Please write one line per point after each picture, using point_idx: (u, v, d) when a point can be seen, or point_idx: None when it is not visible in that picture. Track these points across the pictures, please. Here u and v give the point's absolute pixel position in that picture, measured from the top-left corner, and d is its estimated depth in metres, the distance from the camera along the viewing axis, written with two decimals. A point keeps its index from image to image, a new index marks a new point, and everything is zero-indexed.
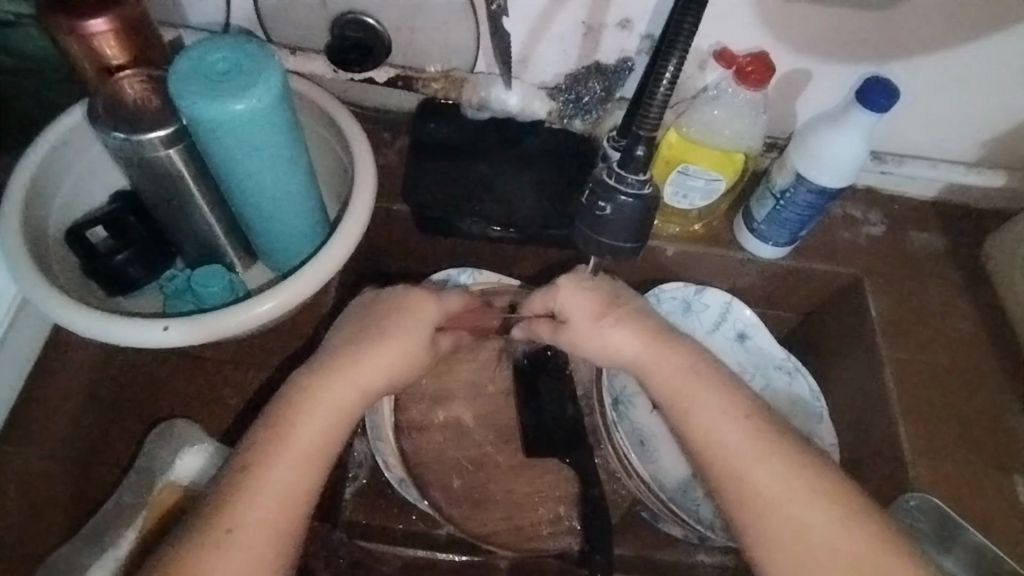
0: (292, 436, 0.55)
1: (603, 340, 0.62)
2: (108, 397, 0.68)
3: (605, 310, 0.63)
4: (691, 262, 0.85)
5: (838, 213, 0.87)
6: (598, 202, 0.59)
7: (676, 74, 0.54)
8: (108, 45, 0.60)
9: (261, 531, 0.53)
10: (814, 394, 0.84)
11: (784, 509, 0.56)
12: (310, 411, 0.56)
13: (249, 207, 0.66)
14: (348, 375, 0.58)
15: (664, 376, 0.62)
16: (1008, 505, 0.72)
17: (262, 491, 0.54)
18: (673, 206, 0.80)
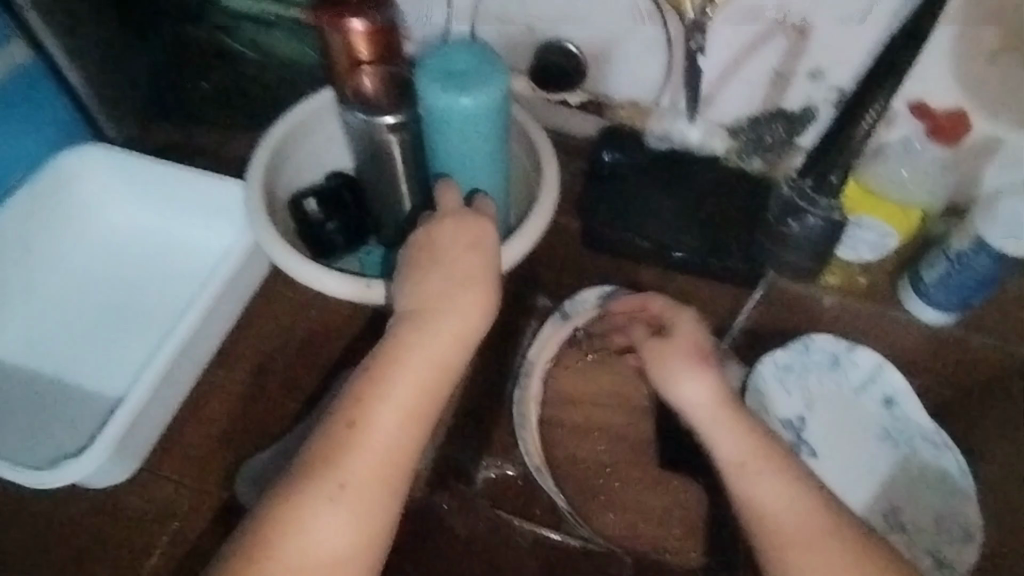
0: (421, 335, 0.55)
1: (682, 388, 0.64)
2: (303, 343, 0.80)
3: (703, 357, 0.66)
4: (843, 317, 0.85)
5: (1011, 290, 0.85)
6: (789, 219, 0.71)
7: (877, 116, 0.66)
8: (360, 44, 0.66)
9: (391, 428, 0.53)
10: (963, 472, 0.79)
11: None
12: (440, 322, 0.55)
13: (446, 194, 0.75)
14: (461, 300, 0.55)
15: (727, 442, 0.61)
16: None
17: (391, 390, 0.53)
18: (839, 255, 0.81)
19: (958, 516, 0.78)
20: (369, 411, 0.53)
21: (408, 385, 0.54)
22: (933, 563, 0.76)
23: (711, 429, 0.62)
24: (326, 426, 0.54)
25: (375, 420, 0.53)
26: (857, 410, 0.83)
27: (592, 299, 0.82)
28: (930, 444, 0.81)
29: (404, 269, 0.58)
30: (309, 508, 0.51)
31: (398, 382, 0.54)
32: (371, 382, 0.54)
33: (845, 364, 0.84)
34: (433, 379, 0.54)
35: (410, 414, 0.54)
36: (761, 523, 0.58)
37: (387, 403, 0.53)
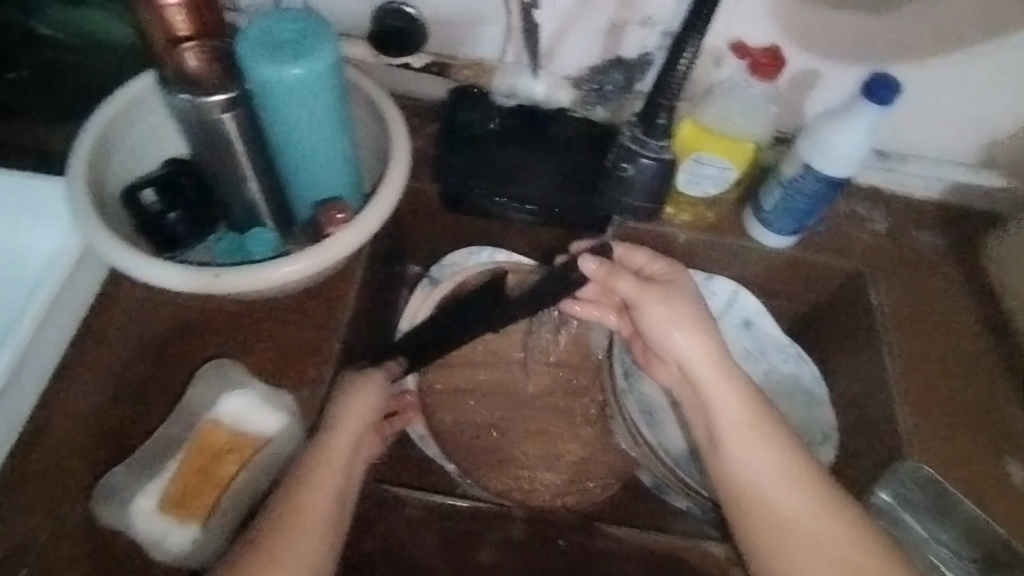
0: (310, 498, 0.60)
1: (669, 329, 0.69)
2: (150, 345, 0.73)
3: (670, 297, 0.70)
4: (699, 250, 0.89)
5: (843, 210, 0.91)
6: None
7: (694, 54, 0.61)
8: (178, 17, 0.64)
9: (309, 531, 0.59)
10: (815, 379, 0.88)
11: (794, 523, 0.61)
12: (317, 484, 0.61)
13: (293, 170, 0.73)
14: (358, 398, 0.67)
15: (719, 389, 0.67)
16: (997, 481, 0.75)
17: (291, 500, 0.60)
18: (686, 192, 0.85)
19: (812, 418, 0.86)
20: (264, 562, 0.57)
21: (301, 516, 0.59)
22: None
23: (702, 378, 0.68)
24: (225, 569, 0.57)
25: (286, 540, 0.58)
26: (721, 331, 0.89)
27: (461, 261, 0.85)
28: (785, 355, 0.89)
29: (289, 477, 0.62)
30: None
31: (287, 507, 0.60)
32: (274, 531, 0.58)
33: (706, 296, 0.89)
34: (331, 494, 0.61)
35: (333, 517, 0.60)
36: (720, 440, 0.66)
37: (300, 511, 0.59)
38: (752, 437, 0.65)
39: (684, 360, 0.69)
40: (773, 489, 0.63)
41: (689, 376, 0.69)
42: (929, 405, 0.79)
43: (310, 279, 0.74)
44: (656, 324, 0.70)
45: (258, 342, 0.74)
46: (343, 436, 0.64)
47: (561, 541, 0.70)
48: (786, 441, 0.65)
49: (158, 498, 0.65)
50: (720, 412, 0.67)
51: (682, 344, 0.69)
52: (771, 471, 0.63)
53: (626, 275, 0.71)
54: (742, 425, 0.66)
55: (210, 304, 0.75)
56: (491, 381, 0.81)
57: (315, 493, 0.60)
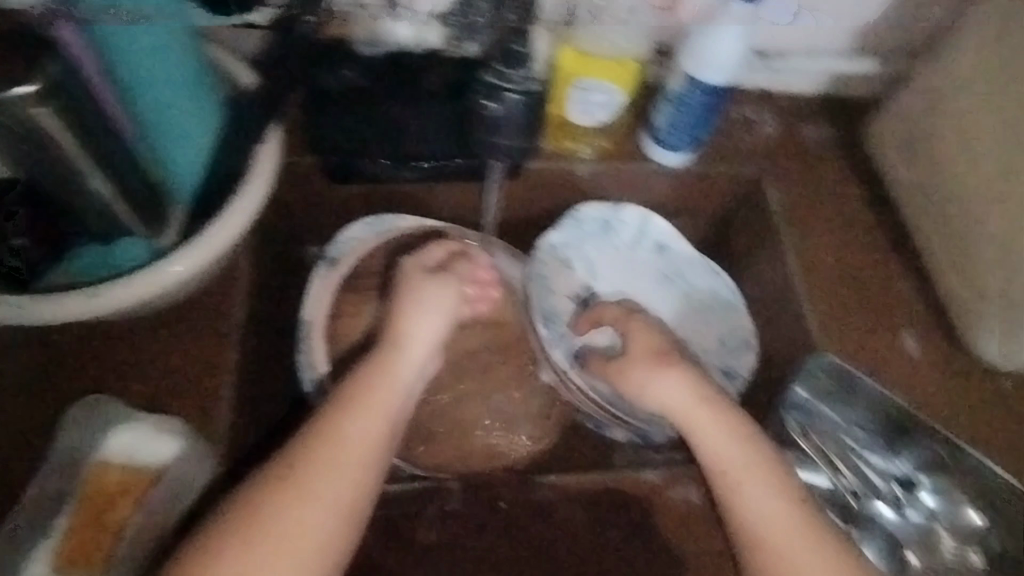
0: (344, 446, 0.60)
1: (649, 392, 0.69)
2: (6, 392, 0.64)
3: (658, 354, 0.70)
4: (601, 180, 0.87)
5: (736, 118, 0.91)
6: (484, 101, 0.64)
7: None
8: None
9: (328, 474, 0.59)
10: (731, 289, 0.89)
11: (744, 496, 0.62)
12: (346, 428, 0.61)
13: (139, 109, 0.65)
14: (425, 311, 0.69)
15: (711, 437, 0.66)
16: (899, 357, 0.79)
17: (338, 436, 0.60)
18: (577, 123, 0.82)
19: (734, 327, 0.87)
20: (286, 486, 0.57)
21: (351, 459, 0.60)
22: (722, 374, 0.85)
23: (695, 429, 0.66)
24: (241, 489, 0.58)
25: (308, 501, 0.57)
26: (636, 262, 0.89)
27: (359, 234, 0.79)
28: (701, 271, 0.89)
29: (340, 394, 0.63)
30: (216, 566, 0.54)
31: (355, 427, 0.61)
32: (313, 443, 0.60)
33: (617, 226, 0.89)
34: (378, 438, 0.62)
35: (374, 459, 0.61)
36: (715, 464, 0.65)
37: (335, 443, 0.60)
38: (740, 456, 0.64)
39: (669, 411, 0.68)
40: (766, 516, 0.61)
41: (690, 422, 0.67)
42: (835, 299, 0.81)
43: (204, 275, 0.66)
44: (658, 382, 0.68)
45: (139, 362, 0.66)
46: (370, 415, 0.62)
47: (500, 503, 0.68)
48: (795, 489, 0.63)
49: (56, 553, 0.59)
50: (684, 415, 0.67)
51: (669, 398, 0.68)
52: (758, 475, 0.63)
53: (673, 379, 0.68)
54: (721, 471, 0.64)
55: (82, 330, 0.66)
56: None
57: (358, 431, 0.61)
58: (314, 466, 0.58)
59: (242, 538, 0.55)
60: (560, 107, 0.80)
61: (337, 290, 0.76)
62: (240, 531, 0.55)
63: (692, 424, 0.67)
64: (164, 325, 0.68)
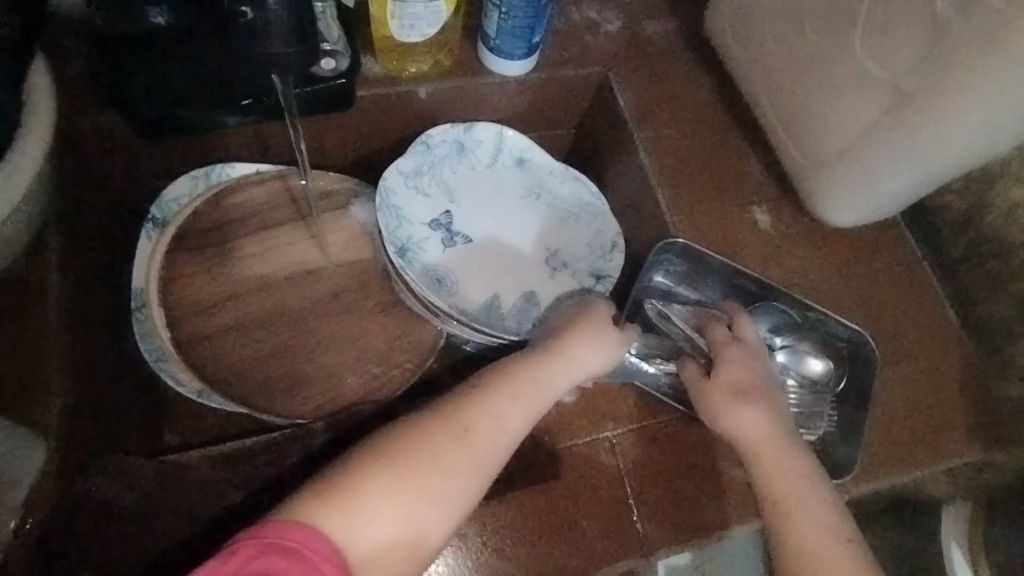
0: (392, 489, 0.52)
1: (735, 416, 0.63)
2: None
3: (745, 390, 0.64)
4: (443, 102, 0.84)
5: (575, 19, 0.89)
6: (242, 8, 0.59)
7: None
8: None
9: (415, 486, 0.53)
10: (594, 194, 0.87)
11: (800, 522, 0.56)
12: (418, 479, 0.53)
13: None
14: (506, 424, 0.58)
15: (777, 475, 0.59)
16: (752, 234, 0.82)
17: (484, 422, 0.57)
18: (404, 40, 0.77)
19: (601, 232, 0.86)
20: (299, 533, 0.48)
21: (376, 521, 0.51)
22: (592, 278, 0.84)
23: (758, 463, 0.60)
24: (333, 474, 0.53)
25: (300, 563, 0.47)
26: (496, 181, 0.87)
27: (187, 190, 0.75)
28: (563, 181, 0.88)
29: (414, 431, 0.55)
30: None
31: (511, 413, 0.58)
32: (331, 496, 0.51)
33: (471, 147, 0.86)
34: (426, 509, 0.53)
35: (492, 463, 0.56)
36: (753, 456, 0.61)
37: (468, 438, 0.56)
38: (769, 429, 0.62)
39: (742, 438, 0.62)
40: (819, 548, 0.55)
41: (785, 447, 0.61)
42: (688, 188, 0.83)
43: None
44: (734, 411, 0.63)
45: None
46: (404, 480, 0.53)
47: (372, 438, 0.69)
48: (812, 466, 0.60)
49: None
50: (772, 456, 0.60)
51: (743, 424, 0.62)
52: (791, 482, 0.58)
53: (750, 408, 0.63)
54: (776, 507, 0.58)
55: None
56: (259, 308, 0.74)
57: (405, 498, 0.52)
58: (324, 511, 0.50)
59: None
60: (381, 24, 0.75)
61: (169, 253, 0.73)
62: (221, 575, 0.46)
63: (768, 456, 0.60)
64: None
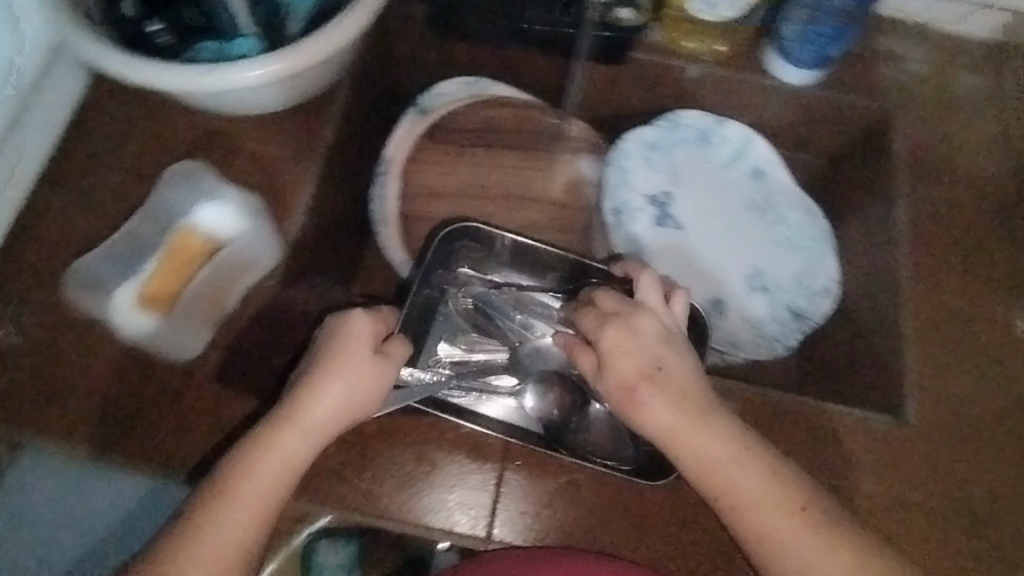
0: (237, 487, 0.54)
1: (669, 431, 0.58)
2: (126, 154, 0.73)
3: (693, 405, 0.58)
4: (710, 88, 0.83)
5: (879, 48, 0.82)
6: None
7: None
8: None
9: (269, 472, 0.55)
10: (822, 228, 0.84)
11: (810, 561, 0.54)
12: (261, 464, 0.54)
13: None
14: (330, 407, 0.56)
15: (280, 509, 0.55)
16: (997, 337, 0.72)
17: (320, 409, 0.56)
18: (699, 19, 0.77)
19: (816, 270, 0.83)
20: (224, 502, 0.53)
21: (261, 483, 0.54)
22: (790, 311, 0.81)
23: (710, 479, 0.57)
24: (229, 467, 0.54)
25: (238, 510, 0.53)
26: (727, 182, 0.84)
27: (453, 91, 0.81)
28: (794, 205, 0.85)
29: (262, 425, 0.56)
30: (182, 550, 0.52)
31: (330, 389, 0.56)
32: (228, 482, 0.54)
33: (715, 140, 0.84)
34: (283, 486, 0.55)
35: (327, 429, 0.56)
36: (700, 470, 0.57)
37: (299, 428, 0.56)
38: (725, 452, 0.57)
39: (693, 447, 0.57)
40: None
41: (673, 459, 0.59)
42: (939, 260, 0.75)
43: (301, 84, 0.71)
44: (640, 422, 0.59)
45: (236, 155, 0.73)
46: (247, 473, 0.54)
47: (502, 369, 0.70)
48: (766, 462, 0.57)
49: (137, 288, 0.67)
50: (731, 465, 0.57)
51: (704, 439, 0.57)
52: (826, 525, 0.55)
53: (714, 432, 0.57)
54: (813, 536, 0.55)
55: (196, 116, 0.74)
56: (472, 211, 0.79)
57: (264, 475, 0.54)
58: (231, 489, 0.53)
59: (195, 532, 0.52)
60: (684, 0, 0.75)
61: (419, 138, 0.79)
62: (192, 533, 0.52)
63: (731, 476, 0.56)
64: (265, 128, 0.74)
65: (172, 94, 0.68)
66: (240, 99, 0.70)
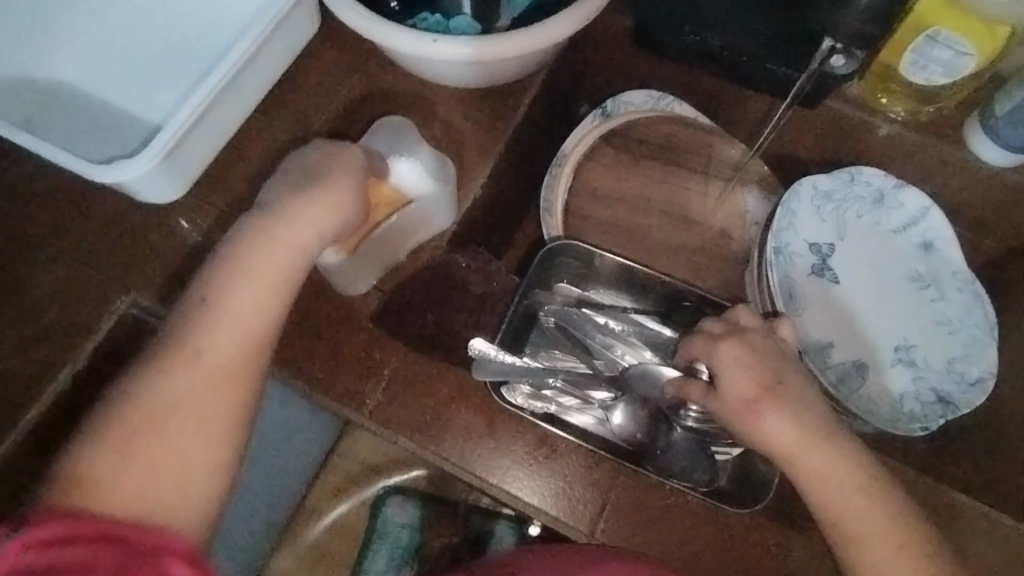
0: (179, 355, 0.52)
1: (791, 459, 0.58)
2: (341, 103, 0.81)
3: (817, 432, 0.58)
4: (899, 149, 0.82)
5: None
6: None
7: None
8: None
9: (217, 384, 0.52)
10: (989, 319, 0.78)
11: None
12: (217, 309, 0.53)
13: None
14: (306, 212, 0.57)
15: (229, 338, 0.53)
16: None
17: (290, 231, 0.57)
18: (909, 79, 0.78)
19: (972, 359, 0.78)
20: (146, 405, 0.50)
21: (217, 342, 0.53)
22: (936, 397, 0.77)
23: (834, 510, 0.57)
24: (139, 381, 0.51)
25: (195, 365, 0.52)
26: (892, 249, 0.82)
27: (637, 102, 0.83)
28: (961, 287, 0.80)
29: (210, 265, 0.55)
30: (130, 452, 0.48)
31: (297, 220, 0.57)
32: (179, 352, 0.52)
33: (889, 204, 0.81)
34: (275, 311, 0.55)
35: (278, 279, 0.55)
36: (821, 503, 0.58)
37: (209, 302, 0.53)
38: (847, 477, 0.57)
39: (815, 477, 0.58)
40: None
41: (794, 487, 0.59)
42: None
43: (506, 68, 0.75)
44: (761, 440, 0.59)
45: (432, 122, 0.79)
46: (222, 293, 0.54)
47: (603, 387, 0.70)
48: (883, 494, 0.58)
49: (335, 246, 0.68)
50: (859, 499, 0.57)
51: (820, 464, 0.57)
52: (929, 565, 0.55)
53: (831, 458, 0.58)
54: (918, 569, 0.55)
55: (406, 81, 0.80)
56: (635, 218, 0.80)
57: (238, 297, 0.54)
58: (183, 357, 0.52)
59: (148, 424, 0.49)
60: (896, 61, 0.76)
61: (599, 140, 0.81)
62: (123, 423, 0.49)
63: (852, 509, 0.57)
64: (462, 102, 0.79)
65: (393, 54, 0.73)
66: (447, 69, 0.75)
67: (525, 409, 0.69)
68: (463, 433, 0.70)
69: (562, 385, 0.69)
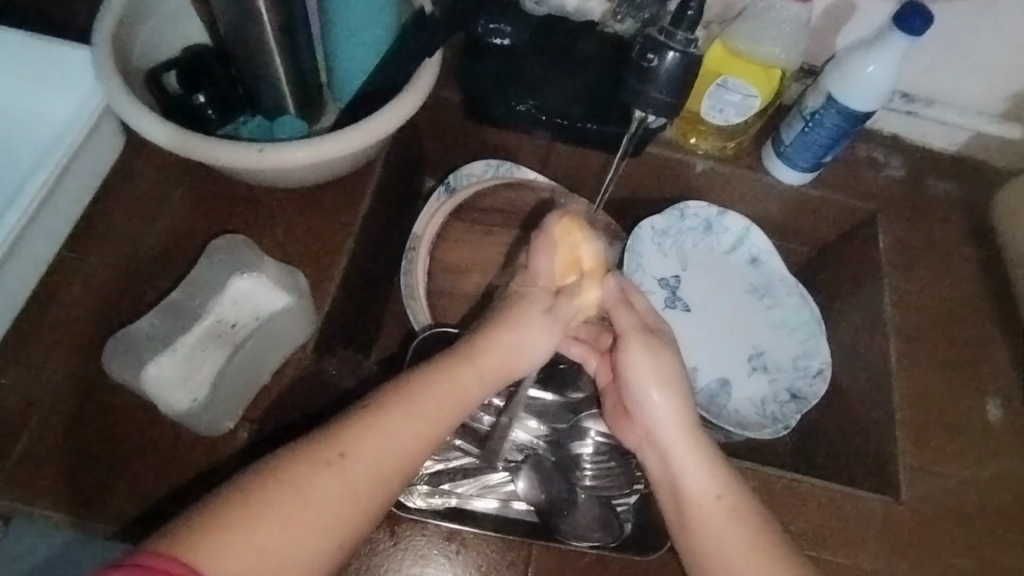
0: (357, 449, 0.51)
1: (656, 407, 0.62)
2: (165, 223, 0.75)
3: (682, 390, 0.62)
4: (714, 181, 0.91)
5: (861, 154, 0.92)
6: (646, 55, 0.69)
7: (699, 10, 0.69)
8: None
9: (346, 480, 0.50)
10: (815, 314, 0.88)
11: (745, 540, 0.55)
12: (411, 412, 0.53)
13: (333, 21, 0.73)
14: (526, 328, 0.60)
15: (378, 463, 0.51)
16: (976, 424, 0.78)
17: (503, 349, 0.59)
18: (708, 120, 0.86)
19: (811, 352, 0.87)
20: (281, 491, 0.48)
21: (383, 445, 0.52)
22: (789, 394, 0.85)
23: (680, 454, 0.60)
24: (262, 472, 0.49)
25: (342, 455, 0.50)
26: (725, 269, 0.91)
27: (478, 173, 0.85)
28: (787, 291, 0.90)
29: (409, 377, 0.55)
30: (213, 542, 0.45)
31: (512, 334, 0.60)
32: (342, 450, 0.50)
33: (716, 229, 0.91)
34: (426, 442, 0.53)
35: (484, 384, 0.58)
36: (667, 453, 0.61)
37: (413, 411, 0.53)
38: (688, 425, 0.61)
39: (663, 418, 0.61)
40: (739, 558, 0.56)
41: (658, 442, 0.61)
42: (922, 350, 0.82)
43: (341, 163, 0.72)
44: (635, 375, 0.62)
45: (271, 227, 0.75)
46: (404, 409, 0.53)
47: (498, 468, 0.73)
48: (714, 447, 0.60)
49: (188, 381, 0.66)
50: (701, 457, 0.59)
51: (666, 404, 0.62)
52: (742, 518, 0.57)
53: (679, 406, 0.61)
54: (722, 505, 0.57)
55: (235, 189, 0.76)
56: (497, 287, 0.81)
57: (408, 435, 0.52)
58: (351, 449, 0.50)
59: (229, 510, 0.46)
60: (694, 102, 0.84)
61: (447, 217, 0.82)
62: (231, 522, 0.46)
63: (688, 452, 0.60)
64: (301, 203, 0.76)
65: (215, 165, 0.68)
66: (276, 173, 0.70)
67: (426, 510, 0.69)
68: (362, 553, 0.66)
69: (456, 475, 0.72)
